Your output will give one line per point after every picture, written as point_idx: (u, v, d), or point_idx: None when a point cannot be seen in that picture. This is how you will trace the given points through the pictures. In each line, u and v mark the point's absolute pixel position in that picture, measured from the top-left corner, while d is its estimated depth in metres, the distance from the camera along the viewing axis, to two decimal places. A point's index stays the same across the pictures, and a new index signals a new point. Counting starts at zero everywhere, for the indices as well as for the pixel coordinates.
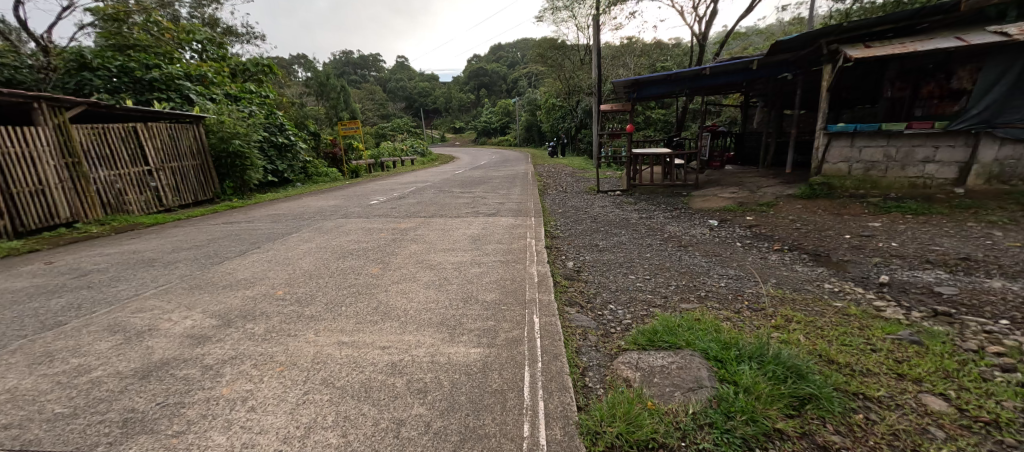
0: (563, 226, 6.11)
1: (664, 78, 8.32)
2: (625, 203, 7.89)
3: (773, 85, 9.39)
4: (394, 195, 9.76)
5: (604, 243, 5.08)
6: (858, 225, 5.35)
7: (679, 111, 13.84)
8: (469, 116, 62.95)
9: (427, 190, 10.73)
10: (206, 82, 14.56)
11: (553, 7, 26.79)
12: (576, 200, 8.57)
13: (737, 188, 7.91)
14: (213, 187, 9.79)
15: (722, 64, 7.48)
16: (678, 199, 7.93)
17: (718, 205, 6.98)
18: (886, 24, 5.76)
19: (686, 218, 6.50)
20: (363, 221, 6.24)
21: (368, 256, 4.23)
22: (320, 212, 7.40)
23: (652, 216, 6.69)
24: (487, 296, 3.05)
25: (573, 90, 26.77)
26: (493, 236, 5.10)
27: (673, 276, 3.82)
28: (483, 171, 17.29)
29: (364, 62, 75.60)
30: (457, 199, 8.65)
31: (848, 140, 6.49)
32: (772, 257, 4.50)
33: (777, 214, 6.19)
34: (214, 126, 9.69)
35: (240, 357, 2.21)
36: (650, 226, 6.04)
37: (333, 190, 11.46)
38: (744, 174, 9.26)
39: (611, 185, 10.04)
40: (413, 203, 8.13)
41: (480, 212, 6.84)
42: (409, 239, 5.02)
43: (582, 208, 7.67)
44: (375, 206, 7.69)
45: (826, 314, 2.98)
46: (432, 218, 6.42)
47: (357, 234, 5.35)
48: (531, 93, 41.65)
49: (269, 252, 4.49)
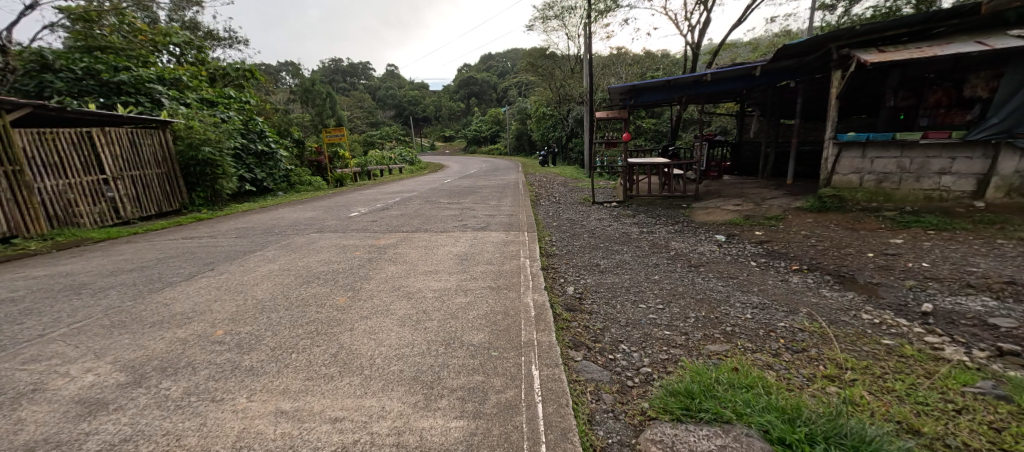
0: (558, 242, 5.59)
1: (663, 84, 7.83)
2: (623, 215, 7.42)
3: (772, 94, 9.08)
4: (377, 206, 9.16)
5: (606, 263, 4.55)
6: (878, 242, 4.92)
7: (674, 120, 13.53)
8: (459, 125, 62.65)
9: (414, 200, 10.14)
10: (181, 86, 13.91)
11: (543, 16, 26.65)
12: (570, 212, 8.08)
13: (740, 199, 7.49)
14: (180, 197, 9.08)
15: (725, 69, 7.08)
16: (678, 212, 7.48)
17: (722, 218, 6.54)
18: (900, 28, 5.42)
19: (691, 233, 6.03)
20: (339, 236, 5.67)
21: (337, 280, 3.65)
22: (294, 225, 6.79)
23: (653, 231, 6.21)
24: (474, 337, 2.50)
25: (564, 99, 26.51)
26: (482, 255, 4.56)
27: (690, 305, 3.31)
28: (473, 180, 16.77)
29: (353, 69, 75.02)
30: (444, 211, 8.11)
31: (859, 151, 6.11)
32: (793, 280, 4.02)
33: (788, 228, 5.75)
34: (182, 132, 9.05)
35: (135, 441, 1.64)
36: (653, 243, 5.55)
37: (313, 200, 10.82)
38: (744, 185, 8.86)
39: (606, 196, 9.58)
40: (396, 215, 7.56)
41: (468, 226, 6.30)
42: (387, 259, 4.47)
43: (578, 221, 7.17)
44: (354, 220, 7.08)
45: (883, 358, 2.49)
46: (415, 233, 5.85)
47: (329, 252, 4.78)
48: (521, 102, 41.48)
49: (223, 275, 3.89)
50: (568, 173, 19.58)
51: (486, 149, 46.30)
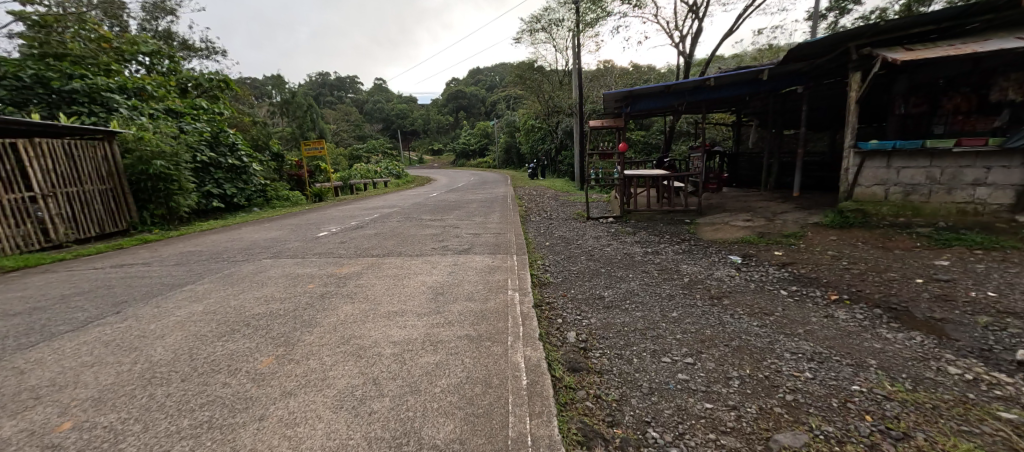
0: (552, 268, 4.81)
1: (663, 89, 7.13)
2: (622, 233, 6.71)
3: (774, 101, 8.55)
4: (351, 224, 8.32)
5: (610, 295, 3.80)
6: (921, 264, 4.25)
7: (667, 131, 13.00)
8: (447, 138, 62.13)
9: (392, 217, 9.31)
10: (146, 97, 12.99)
11: (531, 29, 26.35)
12: (563, 229, 7.36)
13: (749, 213, 6.86)
14: (127, 217, 8.16)
15: (731, 73, 6.43)
16: (682, 228, 6.80)
17: (733, 236, 5.86)
18: (927, 25, 4.85)
19: (701, 254, 5.31)
20: (295, 263, 4.85)
21: (268, 330, 2.82)
22: (249, 249, 5.93)
23: (659, 252, 5.48)
24: (438, 433, 1.71)
25: (553, 111, 26.08)
26: (460, 287, 3.76)
27: (726, 356, 2.57)
28: (459, 194, 16.01)
29: (339, 83, 74.19)
30: (423, 229, 7.33)
31: (884, 160, 5.47)
32: (839, 316, 3.30)
33: (810, 247, 5.08)
34: (131, 144, 8.16)
35: None
36: (660, 266, 4.81)
37: (283, 218, 9.94)
38: (749, 198, 8.25)
39: (601, 210, 8.90)
40: (369, 235, 6.75)
41: (448, 248, 5.52)
42: (345, 293, 3.65)
43: (571, 240, 6.44)
44: (319, 241, 6.23)
45: (1019, 447, 1.78)
46: (386, 257, 5.05)
47: (276, 284, 3.95)
48: (509, 115, 41.14)
49: (125, 323, 3.04)
50: (557, 186, 18.95)
51: (474, 162, 45.77)
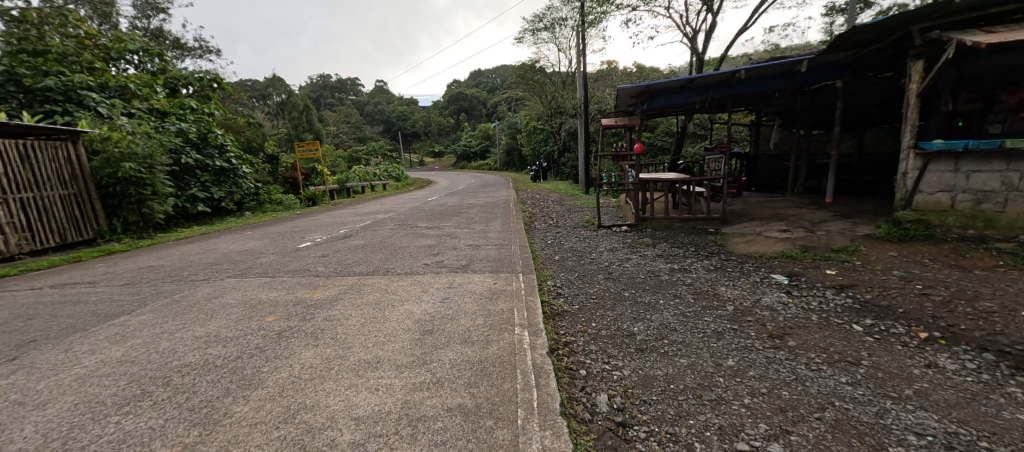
0: (565, 289, 4.05)
1: (685, 83, 6.31)
2: (639, 245, 5.97)
3: (802, 98, 7.80)
4: (339, 233, 7.59)
5: (641, 332, 3.04)
6: (1018, 289, 3.47)
7: (679, 132, 12.27)
8: (448, 140, 61.53)
9: (385, 224, 8.59)
10: (129, 96, 12.31)
11: (533, 28, 25.68)
12: (573, 239, 6.62)
13: (783, 222, 6.10)
14: (93, 224, 7.47)
15: (766, 64, 5.64)
16: (707, 239, 6.04)
17: (771, 250, 5.10)
18: (1010, 2, 4.08)
19: (738, 273, 4.55)
20: (261, 284, 4.12)
21: (188, 395, 2.07)
22: (216, 264, 5.20)
23: (688, 269, 4.71)
24: None
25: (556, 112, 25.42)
26: (452, 322, 3.01)
27: (827, 442, 1.83)
28: (459, 198, 15.29)
29: (340, 85, 73.64)
30: (418, 239, 6.60)
31: (949, 164, 4.69)
32: (947, 367, 2.53)
33: (868, 266, 4.32)
34: (98, 145, 7.46)
35: None
36: (692, 288, 4.04)
37: (268, 225, 9.23)
38: (777, 204, 7.49)
39: (612, 217, 8.16)
40: (356, 247, 6.02)
41: (442, 264, 4.78)
42: (308, 330, 2.90)
43: (583, 253, 5.70)
44: (297, 255, 5.50)
45: None
46: (369, 277, 4.31)
47: (228, 316, 3.21)
48: (511, 116, 40.47)
49: (10, 379, 2.31)
50: (561, 189, 18.25)
51: (475, 164, 45.07)
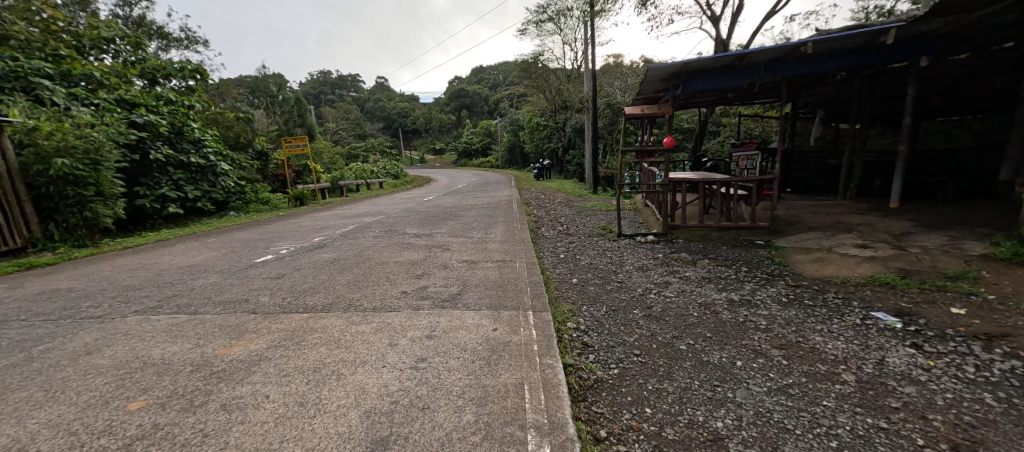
0: (594, 337, 2.87)
1: (731, 60, 5.08)
2: (675, 263, 4.79)
3: (859, 84, 6.59)
4: (311, 241, 6.44)
5: (732, 435, 1.87)
6: None
7: (700, 126, 11.06)
8: (449, 138, 60.34)
9: (370, 230, 7.43)
10: (95, 86, 11.05)
11: (538, 20, 24.49)
12: (592, 253, 5.45)
13: (853, 235, 4.92)
14: (22, 231, 6.30)
15: (840, 34, 4.44)
16: (760, 255, 4.86)
17: (855, 274, 3.92)
18: None
19: (824, 309, 3.35)
20: (169, 327, 2.96)
21: None
22: (138, 289, 4.05)
23: (755, 302, 3.52)
24: None
25: (561, 108, 24.24)
26: (423, 421, 1.83)
27: None
28: (458, 198, 14.18)
29: (341, 81, 72.65)
30: (403, 252, 5.42)
31: None
32: None
33: (1008, 302, 3.14)
34: (25, 137, 6.31)
35: None
36: (773, 336, 2.86)
37: (237, 230, 8.09)
38: (832, 211, 6.30)
39: (632, 224, 6.96)
40: (323, 263, 4.84)
41: (425, 293, 3.60)
42: (181, 440, 1.74)
43: (606, 273, 4.52)
44: (246, 276, 4.35)
45: None
46: (323, 314, 3.13)
47: (73, 400, 2.05)
48: (513, 113, 39.16)
49: None
50: (567, 188, 17.11)
51: (476, 161, 43.89)
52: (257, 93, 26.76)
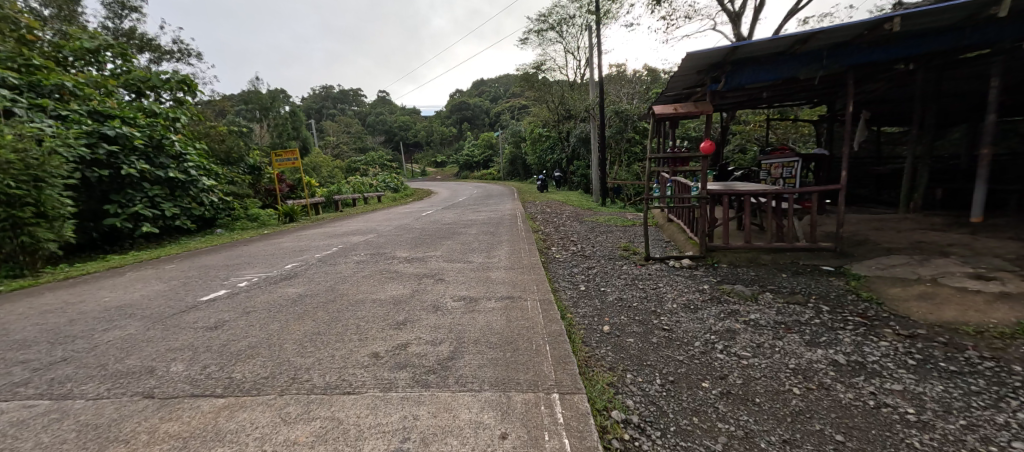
0: (660, 446, 1.83)
1: (791, 43, 4.11)
2: (732, 299, 3.74)
3: (925, 77, 5.61)
4: (282, 269, 5.43)
5: None
6: None
7: (721, 132, 10.07)
8: (450, 150, 59.83)
9: (355, 253, 6.45)
10: (67, 96, 10.05)
11: (539, 29, 23.88)
12: (620, 285, 4.40)
13: (953, 260, 3.90)
14: None
15: (941, 4, 3.47)
16: (838, 289, 3.82)
17: (992, 320, 2.88)
18: None
19: (982, 382, 2.31)
20: (1, 432, 1.92)
21: None
22: (25, 348, 3.02)
23: (872, 368, 2.48)
24: None
25: (564, 117, 23.48)
26: None
27: None
28: (459, 212, 13.21)
29: (342, 96, 72.57)
30: (387, 285, 4.39)
31: None
32: None
33: None
34: None
35: None
36: (941, 441, 1.84)
37: (205, 254, 7.09)
38: (901, 228, 5.29)
39: (659, 245, 5.92)
40: (283, 303, 3.82)
41: (405, 356, 2.57)
42: None
43: (645, 314, 3.49)
44: (177, 325, 3.32)
45: None
46: (247, 401, 2.10)
47: None
48: (515, 125, 38.53)
49: None
50: (573, 200, 16.19)
51: (478, 174, 43.11)
52: (253, 106, 26.03)
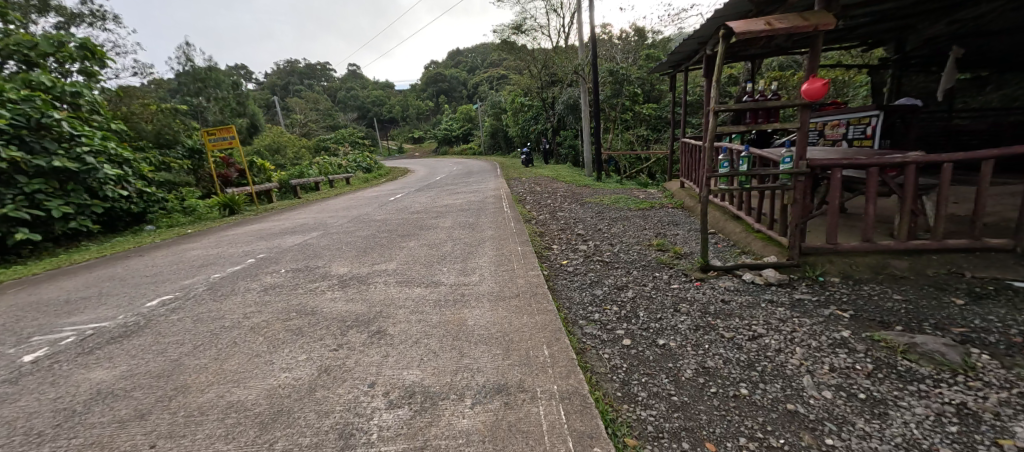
0: None
1: None
2: (936, 375, 1.93)
3: None
4: (135, 313, 3.37)
5: None
6: None
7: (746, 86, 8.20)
8: (428, 125, 56.60)
9: (272, 270, 4.42)
10: None
11: None
12: (693, 332, 2.52)
13: None
14: None
15: None
16: None
17: None
18: None
19: None
20: None
21: None
22: None
23: None
24: None
25: (550, 83, 21.19)
26: None
27: None
28: (435, 194, 11.11)
29: (309, 70, 67.61)
30: (279, 353, 2.44)
31: None
32: None
33: None
34: None
35: None
36: None
37: (63, 278, 4.93)
38: None
39: (709, 246, 4.08)
40: (34, 432, 1.84)
41: None
42: None
43: (787, 432, 1.66)
44: None
45: None
46: None
47: None
48: (495, 96, 35.92)
49: None
50: (565, 175, 14.25)
51: (458, 149, 40.54)
52: (197, 80, 22.79)
